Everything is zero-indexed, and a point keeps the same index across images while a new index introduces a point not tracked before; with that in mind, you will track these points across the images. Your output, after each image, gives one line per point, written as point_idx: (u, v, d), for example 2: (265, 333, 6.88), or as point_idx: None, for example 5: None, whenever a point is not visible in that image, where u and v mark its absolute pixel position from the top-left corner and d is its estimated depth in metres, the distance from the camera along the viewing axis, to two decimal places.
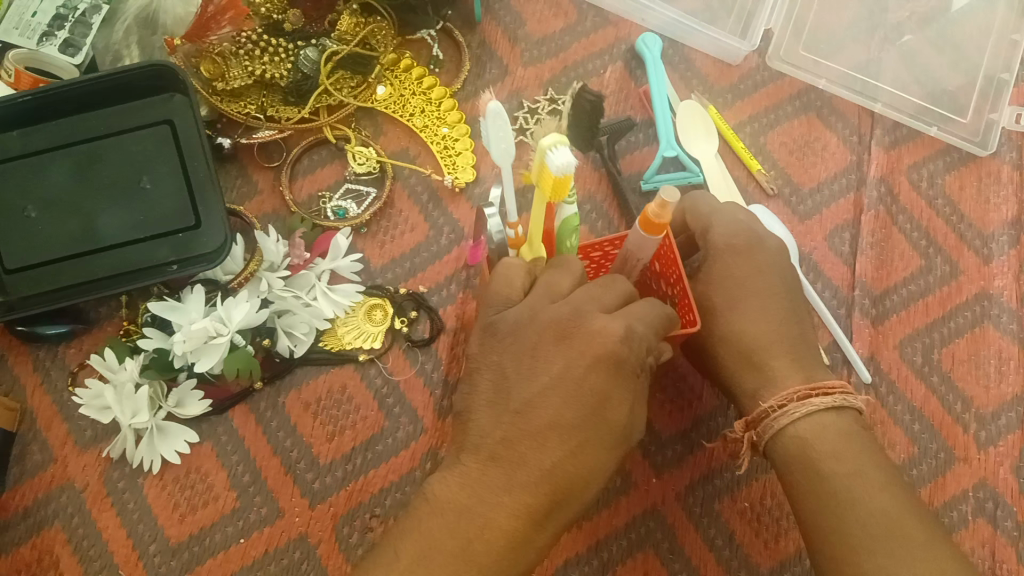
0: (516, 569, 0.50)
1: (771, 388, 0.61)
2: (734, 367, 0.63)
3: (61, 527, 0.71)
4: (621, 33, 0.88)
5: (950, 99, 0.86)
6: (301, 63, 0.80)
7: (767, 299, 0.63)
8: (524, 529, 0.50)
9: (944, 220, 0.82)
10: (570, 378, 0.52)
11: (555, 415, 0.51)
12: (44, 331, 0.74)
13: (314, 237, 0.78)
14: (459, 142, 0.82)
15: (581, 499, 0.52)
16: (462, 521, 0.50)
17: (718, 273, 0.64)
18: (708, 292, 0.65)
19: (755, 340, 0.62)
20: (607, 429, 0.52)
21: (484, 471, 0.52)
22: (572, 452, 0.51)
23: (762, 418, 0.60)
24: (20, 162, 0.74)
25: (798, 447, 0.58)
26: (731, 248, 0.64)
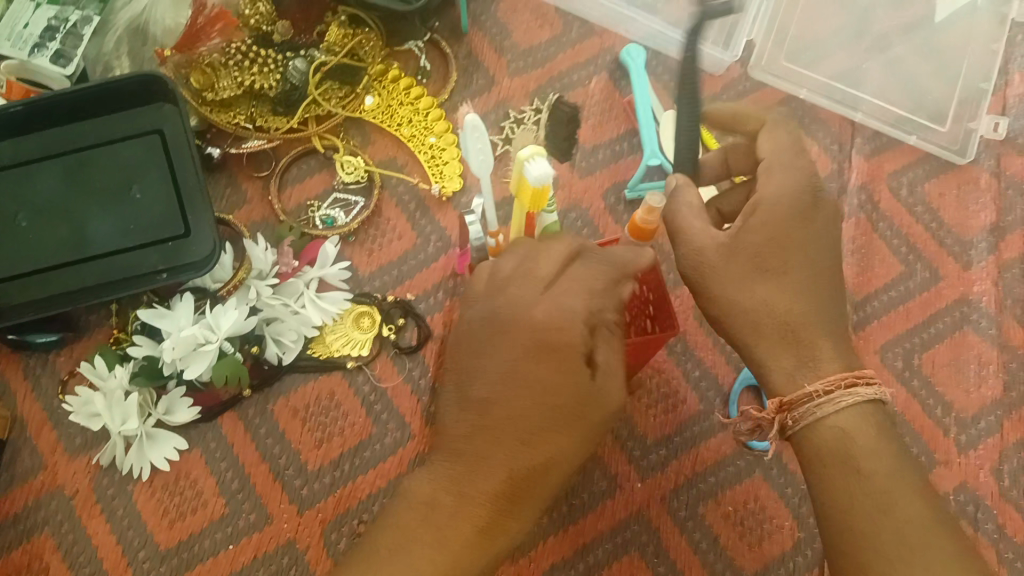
0: (489, 557, 0.50)
1: (809, 370, 0.53)
2: (762, 340, 0.54)
3: (51, 533, 0.71)
4: (606, 43, 0.89)
5: (930, 107, 0.88)
6: (290, 73, 0.80)
7: (816, 272, 0.54)
8: (489, 519, 0.50)
9: (924, 227, 0.84)
10: (512, 369, 0.52)
11: (507, 407, 0.51)
12: (34, 339, 0.75)
13: (302, 245, 0.79)
14: (446, 152, 0.83)
15: (546, 484, 0.51)
16: (431, 519, 0.51)
17: (764, 235, 0.54)
18: (746, 255, 0.54)
19: (795, 316, 0.53)
20: (562, 411, 0.51)
21: (452, 466, 0.52)
22: (526, 439, 0.51)
23: (801, 402, 0.53)
24: (9, 171, 0.75)
25: (839, 441, 0.52)
26: (785, 209, 0.54)
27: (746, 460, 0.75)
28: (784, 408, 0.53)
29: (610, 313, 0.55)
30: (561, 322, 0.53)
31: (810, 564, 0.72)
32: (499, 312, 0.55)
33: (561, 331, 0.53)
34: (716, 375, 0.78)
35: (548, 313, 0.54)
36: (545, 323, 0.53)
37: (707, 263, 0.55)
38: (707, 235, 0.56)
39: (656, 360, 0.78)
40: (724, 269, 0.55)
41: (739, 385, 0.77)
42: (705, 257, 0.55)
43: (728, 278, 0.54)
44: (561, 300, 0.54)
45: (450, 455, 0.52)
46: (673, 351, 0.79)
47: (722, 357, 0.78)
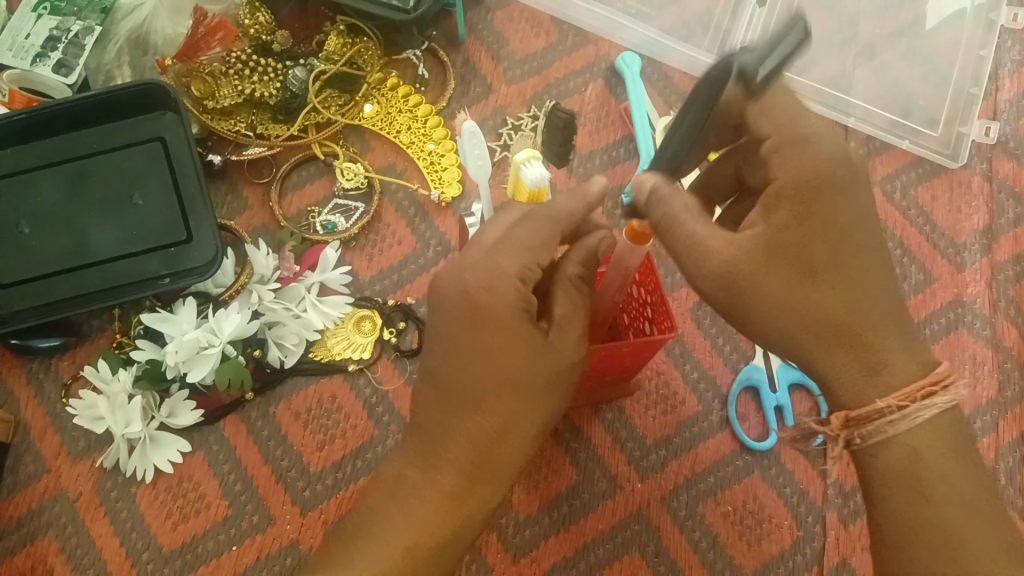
0: (460, 525, 0.51)
1: (874, 382, 0.50)
2: (820, 349, 0.50)
3: (55, 536, 0.72)
4: (601, 51, 0.90)
5: (921, 112, 0.89)
6: (290, 81, 0.81)
7: (864, 261, 0.50)
8: (455, 491, 0.50)
9: (918, 230, 0.85)
10: (457, 340, 0.51)
11: (455, 378, 0.51)
12: (37, 343, 0.75)
13: (303, 250, 0.80)
14: (445, 158, 0.84)
15: (510, 448, 0.51)
16: (398, 493, 0.51)
17: (803, 231, 0.49)
18: (788, 256, 0.49)
19: (847, 316, 0.49)
20: (512, 373, 0.50)
21: (417, 441, 0.53)
22: (478, 405, 0.50)
23: (869, 418, 0.50)
24: (13, 179, 0.75)
25: (910, 464, 0.50)
26: (814, 195, 0.50)
27: (745, 460, 0.76)
28: (849, 423, 0.51)
29: (572, 266, 0.53)
30: (496, 283, 0.50)
31: (810, 562, 0.73)
32: (439, 283, 0.53)
33: (493, 294, 0.50)
34: (713, 376, 0.79)
35: (482, 277, 0.51)
36: (475, 289, 0.50)
37: (743, 274, 0.50)
38: (738, 240, 0.50)
39: (655, 362, 0.79)
40: (769, 277, 0.49)
41: (736, 386, 0.77)
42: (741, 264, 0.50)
43: (772, 283, 0.49)
44: (501, 262, 0.51)
45: (417, 430, 0.53)
46: (670, 353, 0.79)
47: (719, 358, 0.79)
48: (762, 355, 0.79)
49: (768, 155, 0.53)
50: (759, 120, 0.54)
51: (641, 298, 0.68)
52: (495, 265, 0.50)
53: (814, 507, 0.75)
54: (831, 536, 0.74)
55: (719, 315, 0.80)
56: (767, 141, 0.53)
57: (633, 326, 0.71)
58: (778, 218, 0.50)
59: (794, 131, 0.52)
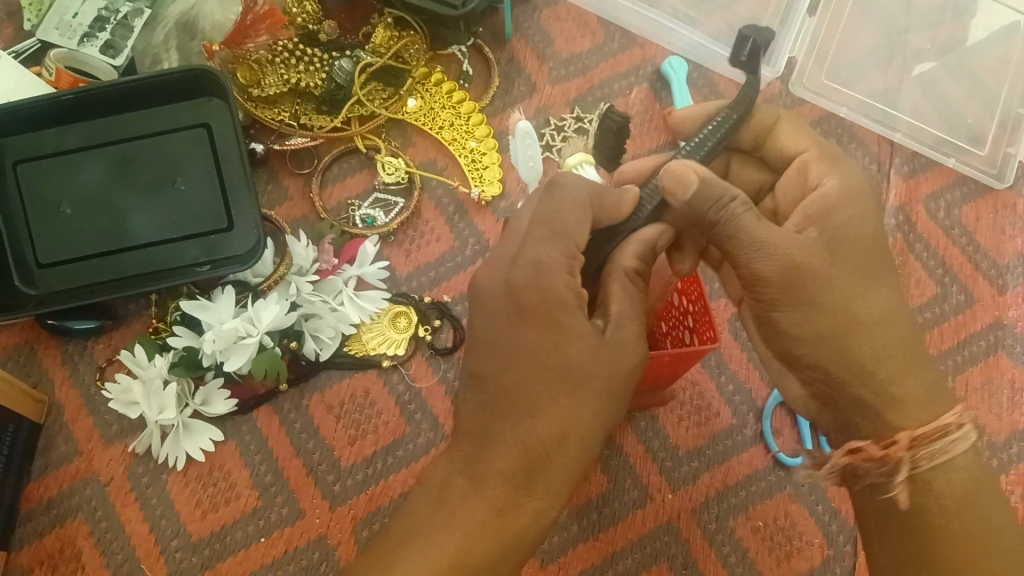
0: (508, 537, 0.50)
1: (932, 398, 0.51)
2: (884, 361, 0.51)
3: (84, 519, 0.72)
4: (647, 55, 0.89)
5: (967, 130, 0.87)
6: (335, 73, 0.81)
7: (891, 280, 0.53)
8: (504, 500, 0.50)
9: (960, 250, 0.84)
10: (505, 342, 0.51)
11: (503, 377, 0.51)
12: (72, 325, 0.75)
13: (342, 244, 0.80)
14: (486, 157, 0.83)
15: (566, 458, 0.50)
16: (443, 503, 0.50)
17: (860, 238, 0.52)
18: (853, 258, 0.51)
19: (898, 333, 0.51)
20: (566, 371, 0.50)
21: (462, 448, 0.52)
22: (534, 412, 0.50)
23: (931, 437, 0.50)
24: (55, 158, 0.75)
25: (964, 487, 0.51)
26: (862, 203, 0.53)
27: (778, 474, 0.75)
28: (912, 443, 0.50)
29: (629, 260, 0.53)
30: (547, 280, 0.50)
31: None
32: (482, 280, 0.53)
33: (542, 294, 0.50)
34: (748, 389, 0.78)
35: (525, 271, 0.51)
36: (522, 287, 0.51)
37: (812, 270, 0.50)
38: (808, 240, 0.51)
39: (690, 372, 0.78)
40: (835, 277, 0.50)
41: (773, 402, 0.76)
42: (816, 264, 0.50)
43: (848, 296, 0.50)
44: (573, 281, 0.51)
45: (463, 438, 0.52)
46: (706, 364, 0.78)
47: (756, 371, 0.78)
48: None
49: (805, 164, 0.56)
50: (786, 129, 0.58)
51: (682, 308, 0.67)
52: (537, 258, 0.51)
53: (846, 526, 0.74)
54: (861, 556, 0.73)
55: None
56: (805, 154, 0.56)
57: (671, 336, 0.69)
58: (838, 221, 0.52)
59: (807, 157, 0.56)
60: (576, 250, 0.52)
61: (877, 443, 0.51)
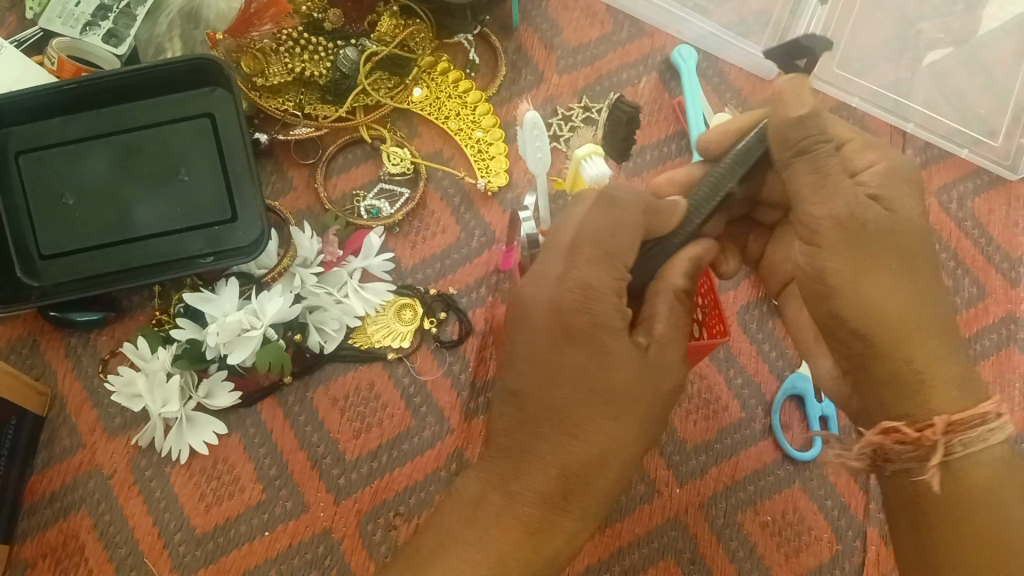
0: (542, 558, 0.50)
1: (970, 385, 0.51)
2: (925, 338, 0.50)
3: (88, 512, 0.72)
4: (656, 44, 0.88)
5: (981, 121, 0.86)
6: (340, 62, 0.80)
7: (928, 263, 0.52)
8: (540, 520, 0.49)
9: (973, 242, 0.83)
10: (545, 362, 0.51)
11: (543, 398, 0.51)
12: (75, 317, 0.74)
13: (347, 235, 0.79)
14: (493, 147, 0.82)
15: (605, 481, 0.50)
16: (477, 521, 0.50)
17: (912, 220, 0.52)
18: (903, 234, 0.51)
19: (936, 311, 0.51)
20: (610, 395, 0.50)
21: (496, 464, 0.52)
22: (573, 431, 0.50)
23: (973, 423, 0.49)
24: (59, 149, 0.75)
25: (998, 476, 0.50)
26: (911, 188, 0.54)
27: (787, 469, 0.74)
28: (950, 427, 0.49)
29: (676, 277, 0.53)
30: (591, 298, 0.51)
31: None
32: (519, 296, 0.53)
33: (588, 316, 0.51)
34: (758, 383, 0.77)
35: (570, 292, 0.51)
36: (569, 308, 0.51)
37: (870, 229, 0.50)
38: (873, 207, 0.51)
39: (699, 366, 0.77)
40: (882, 244, 0.50)
41: (782, 395, 0.75)
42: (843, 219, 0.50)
43: (883, 263, 0.50)
44: (586, 275, 0.51)
45: (496, 454, 0.52)
46: (714, 357, 0.77)
47: (765, 365, 0.77)
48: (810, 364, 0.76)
49: (851, 149, 0.54)
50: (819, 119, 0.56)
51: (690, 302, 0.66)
52: (585, 282, 0.51)
53: (855, 521, 0.73)
54: (871, 552, 0.72)
55: (767, 320, 0.78)
56: (850, 142, 0.54)
57: None
58: (897, 195, 0.52)
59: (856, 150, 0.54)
60: (624, 271, 0.52)
61: (912, 424, 0.50)
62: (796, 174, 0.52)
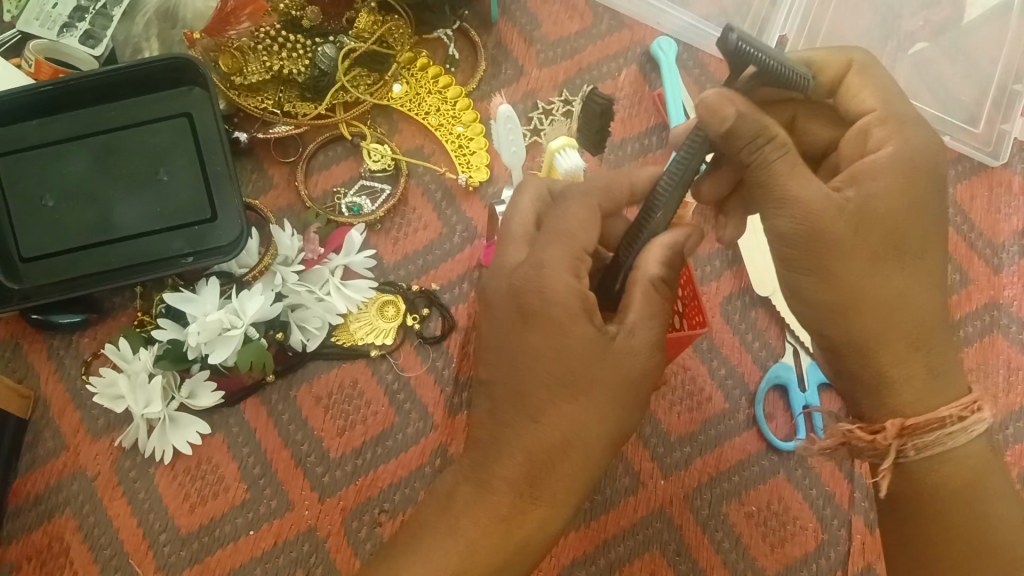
0: (510, 546, 0.50)
1: (941, 382, 0.52)
2: (890, 339, 0.51)
3: (72, 514, 0.72)
4: (636, 37, 0.88)
5: (961, 108, 0.86)
6: (318, 59, 0.79)
7: (919, 263, 0.50)
8: (508, 508, 0.50)
9: (955, 229, 0.83)
10: (507, 347, 0.52)
11: (508, 384, 0.52)
12: (58, 319, 0.74)
13: (328, 233, 0.79)
14: (474, 142, 0.82)
15: (570, 465, 0.50)
16: (449, 511, 0.52)
17: (893, 217, 0.49)
18: (880, 234, 0.49)
19: (916, 308, 0.50)
20: (570, 375, 0.49)
21: (471, 455, 0.53)
22: (534, 417, 0.50)
23: (930, 427, 0.51)
24: (37, 151, 0.74)
25: (962, 480, 0.52)
26: (912, 175, 0.50)
27: (771, 459, 0.75)
28: (904, 432, 0.51)
29: (652, 266, 0.50)
30: (546, 281, 0.50)
31: (833, 565, 0.72)
32: (490, 282, 0.54)
33: (540, 296, 0.50)
34: (741, 373, 0.77)
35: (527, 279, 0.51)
36: (522, 288, 0.51)
37: (830, 238, 0.48)
38: (834, 202, 0.48)
39: (682, 357, 0.77)
40: (852, 252, 0.49)
41: (766, 384, 0.75)
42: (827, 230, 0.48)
43: (855, 268, 0.49)
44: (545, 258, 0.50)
45: (472, 445, 0.54)
46: (698, 349, 0.77)
47: (748, 355, 0.77)
48: (793, 353, 0.76)
49: (867, 125, 0.52)
50: (854, 77, 0.53)
51: None
52: (539, 263, 0.50)
53: (840, 510, 0.73)
54: (855, 541, 0.73)
55: (749, 310, 0.78)
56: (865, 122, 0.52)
57: None
58: (881, 188, 0.49)
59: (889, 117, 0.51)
60: (583, 253, 0.51)
61: (869, 426, 0.53)
62: (767, 164, 0.48)
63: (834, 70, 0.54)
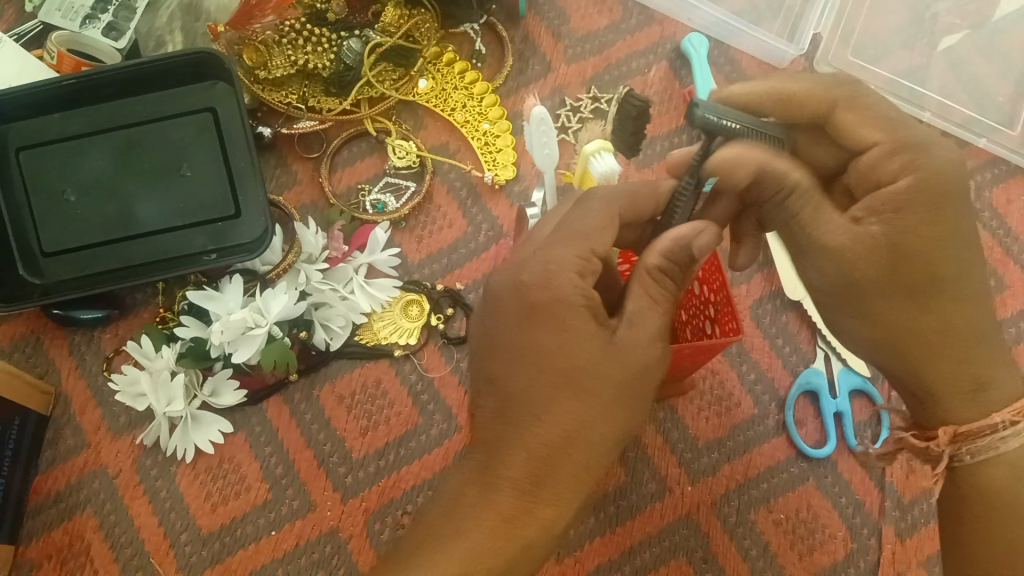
0: (515, 547, 0.48)
1: (996, 391, 0.53)
2: (937, 359, 0.52)
3: (93, 512, 0.71)
4: (667, 32, 0.86)
5: (997, 109, 0.84)
6: (343, 53, 0.78)
7: (964, 280, 0.51)
8: (513, 509, 0.48)
9: (990, 233, 0.81)
10: (511, 342, 0.50)
11: (512, 380, 0.49)
12: (78, 315, 0.73)
13: (352, 230, 0.77)
14: (500, 139, 0.81)
15: (573, 462, 0.48)
16: (454, 514, 0.50)
17: (925, 247, 0.49)
18: (911, 268, 0.50)
19: (964, 328, 0.52)
20: (571, 371, 0.48)
21: (474, 457, 0.51)
22: (538, 413, 0.48)
23: (980, 434, 0.52)
24: (59, 145, 0.73)
25: (1014, 481, 0.53)
26: (940, 202, 0.49)
27: (800, 467, 0.73)
28: (957, 437, 0.53)
29: (653, 256, 0.49)
30: (551, 277, 0.49)
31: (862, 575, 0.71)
32: (495, 280, 0.53)
33: (548, 289, 0.49)
34: (771, 378, 0.75)
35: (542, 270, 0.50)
36: (532, 283, 0.50)
37: (861, 279, 0.51)
38: (857, 246, 0.50)
39: (710, 361, 0.76)
40: (880, 288, 0.50)
41: (796, 390, 0.74)
42: (859, 274, 0.50)
43: (887, 301, 0.51)
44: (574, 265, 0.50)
45: (476, 446, 0.52)
46: (727, 352, 0.76)
47: (778, 359, 0.76)
48: (824, 359, 0.75)
49: (876, 160, 0.50)
50: (846, 114, 0.51)
51: (704, 297, 0.64)
52: (546, 262, 0.50)
53: (870, 518, 0.72)
54: (886, 550, 0.71)
55: (780, 314, 0.77)
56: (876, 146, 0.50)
57: (692, 325, 0.67)
58: (907, 221, 0.49)
59: (906, 137, 0.50)
60: (592, 254, 0.50)
61: (923, 433, 0.55)
62: (795, 213, 0.52)
63: (814, 107, 0.52)
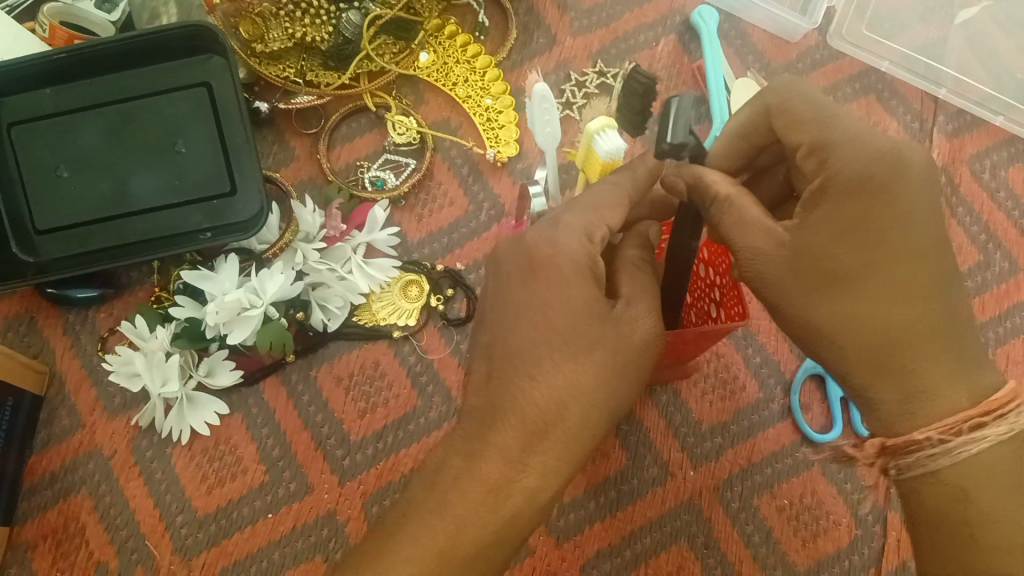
0: (501, 518, 0.46)
1: (918, 402, 0.45)
2: (860, 372, 0.46)
3: (88, 494, 0.71)
4: (676, 3, 0.83)
5: (1016, 84, 0.81)
6: (342, 26, 0.76)
7: (892, 275, 0.44)
8: (499, 478, 0.46)
9: (1005, 215, 0.78)
10: (511, 305, 0.50)
11: (509, 343, 0.49)
12: (73, 294, 0.72)
13: (351, 209, 0.76)
14: (502, 115, 0.79)
15: (566, 431, 0.47)
16: (438, 485, 0.47)
17: (828, 246, 0.45)
18: (811, 268, 0.46)
19: (888, 335, 0.44)
20: (571, 332, 0.47)
21: (463, 424, 0.50)
22: (531, 374, 0.47)
23: (906, 450, 0.46)
24: (50, 121, 0.72)
25: (946, 501, 0.45)
26: (870, 196, 0.44)
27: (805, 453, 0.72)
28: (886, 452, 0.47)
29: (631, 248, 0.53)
30: (557, 240, 0.49)
31: (867, 563, 0.70)
32: (500, 249, 0.52)
33: (552, 246, 0.49)
34: (777, 362, 0.74)
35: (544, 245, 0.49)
36: (535, 245, 0.49)
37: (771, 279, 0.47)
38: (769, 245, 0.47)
39: (715, 344, 0.74)
40: (797, 291, 0.47)
41: (802, 372, 0.73)
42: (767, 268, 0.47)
43: (801, 301, 0.47)
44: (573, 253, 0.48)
45: (466, 413, 0.50)
46: (732, 335, 0.74)
47: (785, 343, 0.74)
48: None
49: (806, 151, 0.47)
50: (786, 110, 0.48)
51: (707, 280, 0.62)
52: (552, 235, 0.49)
53: (877, 506, 0.71)
54: (891, 538, 0.70)
55: None
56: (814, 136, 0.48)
57: (697, 308, 0.65)
58: (819, 217, 0.45)
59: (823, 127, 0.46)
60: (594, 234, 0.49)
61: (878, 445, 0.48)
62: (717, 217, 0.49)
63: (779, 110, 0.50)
